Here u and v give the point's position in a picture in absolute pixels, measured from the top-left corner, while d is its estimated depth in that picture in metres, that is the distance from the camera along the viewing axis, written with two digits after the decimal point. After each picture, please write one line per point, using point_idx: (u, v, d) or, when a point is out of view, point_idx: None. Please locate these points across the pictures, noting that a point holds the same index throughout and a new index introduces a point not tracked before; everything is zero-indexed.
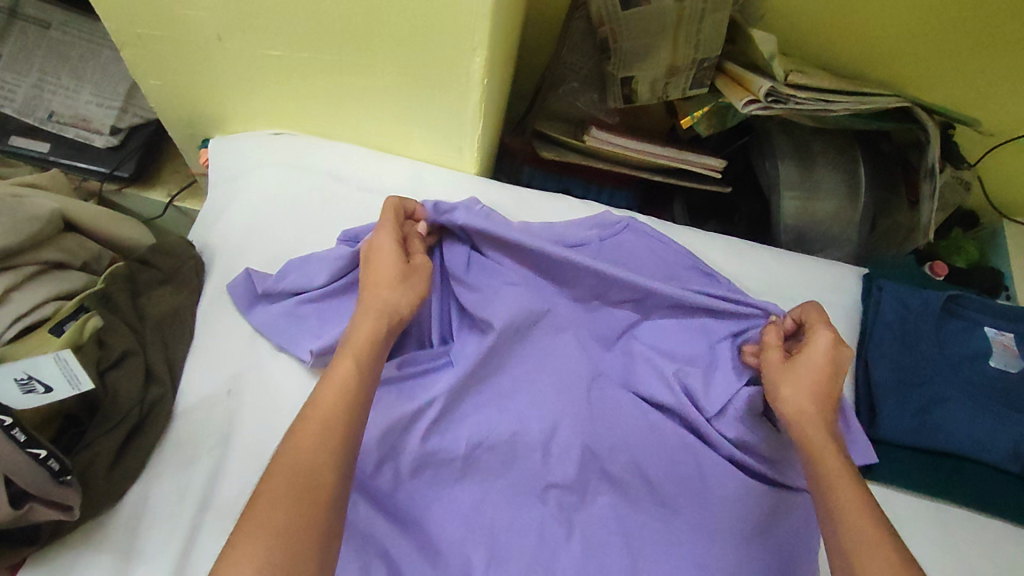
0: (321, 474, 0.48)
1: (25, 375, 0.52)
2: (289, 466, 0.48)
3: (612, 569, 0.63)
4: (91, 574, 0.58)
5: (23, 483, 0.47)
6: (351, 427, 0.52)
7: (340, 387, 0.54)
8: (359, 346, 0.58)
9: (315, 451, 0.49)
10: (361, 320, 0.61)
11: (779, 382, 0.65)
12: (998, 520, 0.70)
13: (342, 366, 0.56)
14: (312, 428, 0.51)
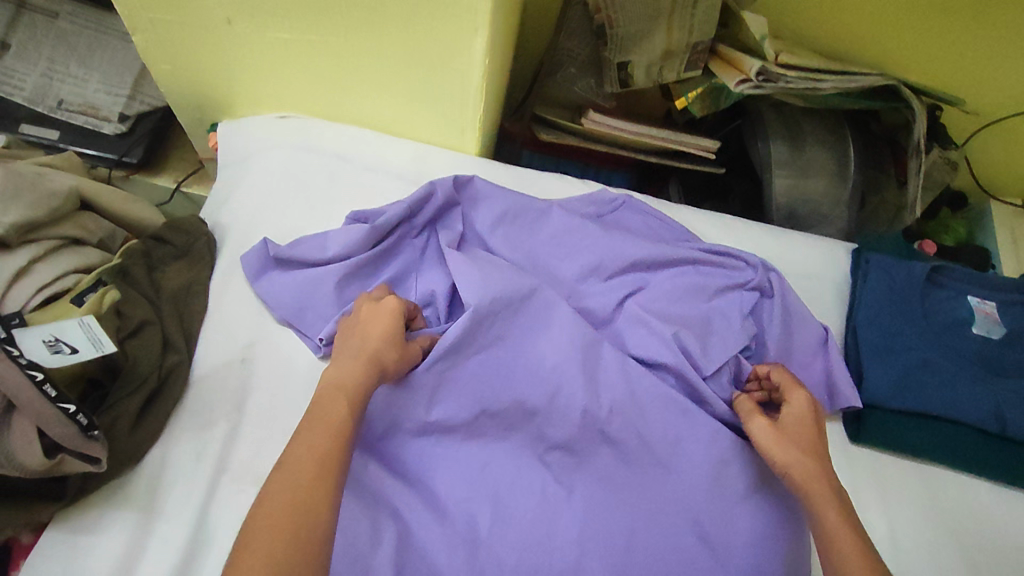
0: (319, 509, 0.49)
1: (52, 337, 0.54)
2: (287, 499, 0.48)
3: (611, 525, 0.66)
4: (116, 530, 0.61)
5: (55, 433, 0.51)
6: (343, 470, 0.53)
7: (333, 428, 0.54)
8: (353, 391, 0.58)
9: (313, 487, 0.50)
10: (351, 368, 0.60)
11: (774, 443, 0.65)
12: (976, 477, 0.74)
13: (336, 408, 0.56)
14: (309, 467, 0.51)
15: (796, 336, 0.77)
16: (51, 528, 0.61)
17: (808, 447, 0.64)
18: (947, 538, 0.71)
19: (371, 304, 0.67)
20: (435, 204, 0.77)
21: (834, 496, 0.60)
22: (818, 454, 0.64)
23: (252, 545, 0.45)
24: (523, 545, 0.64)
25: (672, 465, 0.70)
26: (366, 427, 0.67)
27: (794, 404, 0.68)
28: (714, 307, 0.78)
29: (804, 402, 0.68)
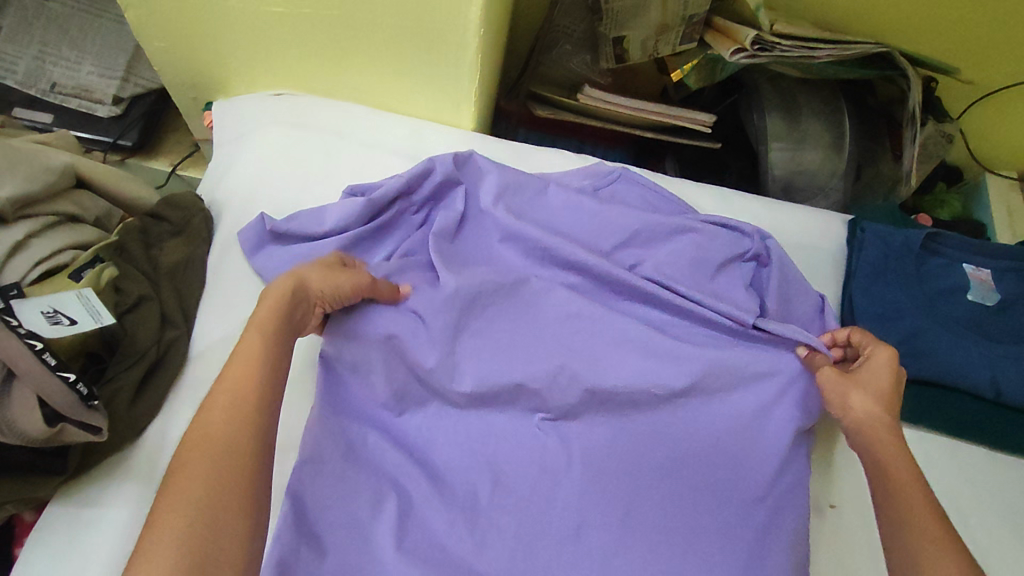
0: (239, 443, 0.46)
1: (50, 309, 0.55)
2: (202, 438, 0.45)
3: (612, 491, 0.66)
4: (119, 502, 0.62)
5: (57, 404, 0.51)
6: (270, 404, 0.50)
7: (252, 363, 0.51)
8: (271, 316, 0.55)
9: (230, 422, 0.47)
10: (274, 286, 0.58)
11: (843, 395, 0.67)
12: (970, 443, 0.75)
13: (246, 339, 0.52)
14: (223, 401, 0.48)
15: (794, 304, 0.77)
16: (55, 503, 0.62)
17: (879, 399, 0.65)
18: (943, 502, 0.72)
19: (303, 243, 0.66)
20: (434, 180, 0.77)
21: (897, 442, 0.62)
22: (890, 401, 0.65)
23: (164, 494, 0.42)
24: (522, 512, 0.65)
25: (669, 431, 0.70)
26: (370, 394, 0.68)
27: (875, 358, 0.68)
28: (716, 280, 0.76)
29: (885, 361, 0.67)
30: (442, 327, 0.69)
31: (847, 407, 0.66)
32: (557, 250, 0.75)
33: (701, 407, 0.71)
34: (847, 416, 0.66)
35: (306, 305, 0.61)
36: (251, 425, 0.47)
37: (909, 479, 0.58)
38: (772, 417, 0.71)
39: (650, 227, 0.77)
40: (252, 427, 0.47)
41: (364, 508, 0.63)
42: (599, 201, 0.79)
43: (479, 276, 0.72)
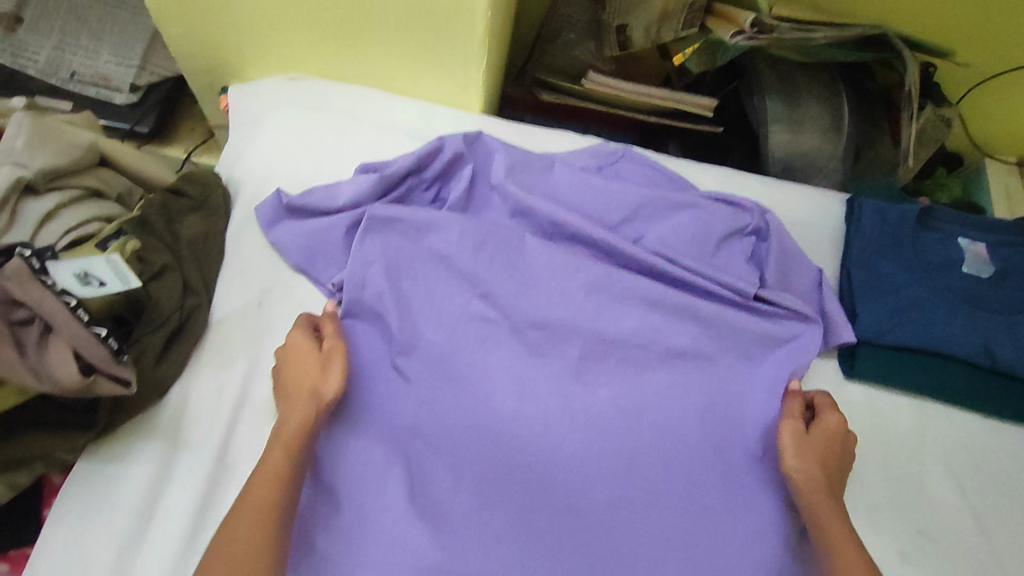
0: (261, 560, 0.53)
1: (82, 272, 0.57)
2: (230, 556, 0.53)
3: (611, 451, 0.70)
4: (145, 458, 0.65)
5: (90, 356, 0.54)
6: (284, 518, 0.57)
7: (274, 480, 0.58)
8: (291, 436, 0.61)
9: (256, 534, 0.54)
10: (293, 409, 0.63)
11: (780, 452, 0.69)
12: (963, 411, 0.77)
13: (273, 460, 0.60)
14: (250, 516, 0.55)
15: (793, 277, 0.79)
16: (84, 460, 0.65)
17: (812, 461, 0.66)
18: (936, 467, 0.74)
19: (295, 335, 0.68)
20: (444, 158, 0.79)
21: (836, 507, 0.63)
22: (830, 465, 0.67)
23: None
24: (529, 470, 0.69)
25: (670, 397, 0.73)
26: (381, 349, 0.74)
27: (825, 422, 0.69)
28: (717, 253, 0.78)
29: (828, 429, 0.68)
30: (445, 300, 0.74)
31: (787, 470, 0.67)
32: (564, 225, 0.77)
33: (700, 377, 0.74)
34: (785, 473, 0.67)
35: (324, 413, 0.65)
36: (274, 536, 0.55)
37: (849, 543, 0.59)
38: (768, 382, 0.74)
39: (654, 201, 0.80)
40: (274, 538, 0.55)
41: (380, 467, 0.67)
42: (604, 178, 0.82)
43: (484, 232, 0.76)
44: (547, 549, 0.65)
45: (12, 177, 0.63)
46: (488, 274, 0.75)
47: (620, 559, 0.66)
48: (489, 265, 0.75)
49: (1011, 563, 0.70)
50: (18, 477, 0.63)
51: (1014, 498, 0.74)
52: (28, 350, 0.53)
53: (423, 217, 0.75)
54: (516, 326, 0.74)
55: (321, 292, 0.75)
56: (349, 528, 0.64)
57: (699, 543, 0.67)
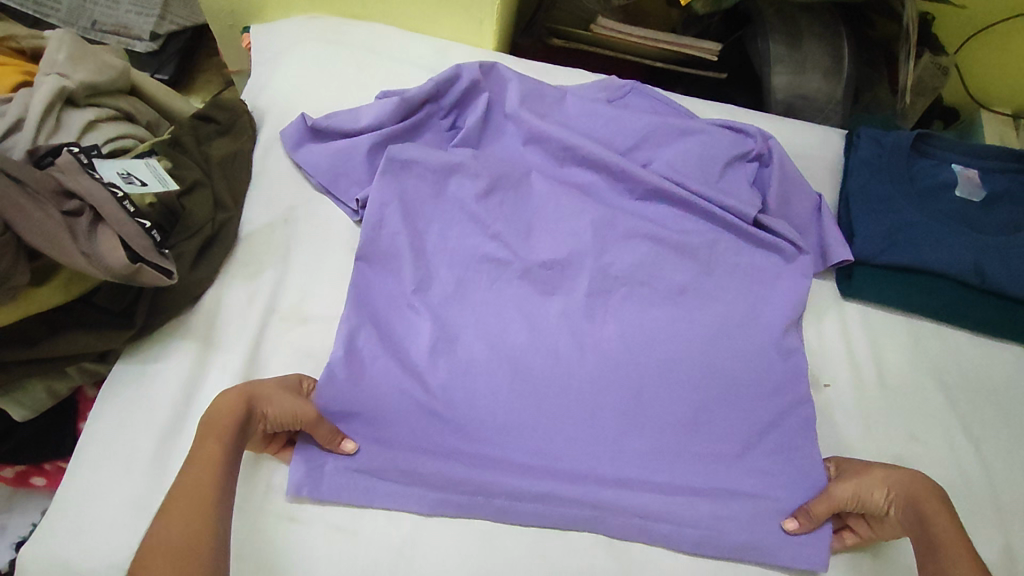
0: (197, 545, 0.49)
1: (125, 171, 0.64)
2: (163, 544, 0.48)
3: (617, 359, 0.73)
4: (181, 356, 0.69)
5: (135, 244, 0.58)
6: (220, 504, 0.52)
7: (207, 469, 0.53)
8: (221, 425, 0.56)
9: (188, 527, 0.50)
10: (231, 402, 0.58)
11: (865, 485, 0.64)
12: (955, 327, 0.81)
13: (204, 447, 0.55)
14: (181, 508, 0.51)
15: (793, 203, 0.83)
16: (121, 361, 0.68)
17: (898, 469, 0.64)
18: (932, 379, 0.78)
19: (287, 375, 0.65)
20: (461, 86, 0.83)
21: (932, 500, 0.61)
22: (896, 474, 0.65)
23: None
24: (537, 380, 0.70)
25: (684, 313, 0.77)
26: (400, 258, 0.74)
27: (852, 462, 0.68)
28: (721, 176, 0.82)
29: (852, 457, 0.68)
30: (460, 240, 0.77)
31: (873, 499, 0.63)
32: (579, 145, 0.81)
33: (704, 296, 0.77)
34: (888, 499, 0.62)
35: (251, 425, 0.59)
36: (208, 530, 0.50)
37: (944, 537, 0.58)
38: (770, 296, 0.78)
39: (661, 127, 0.84)
40: (209, 524, 0.50)
41: (407, 369, 0.69)
42: (612, 107, 0.85)
43: (498, 171, 0.80)
44: (556, 449, 0.68)
45: (56, 86, 0.66)
46: (497, 222, 0.78)
47: (626, 456, 0.68)
48: (498, 214, 0.78)
49: (998, 468, 0.73)
50: (58, 385, 0.68)
51: (1001, 410, 0.77)
52: (78, 235, 0.56)
53: (439, 159, 0.78)
54: (527, 267, 0.76)
55: (345, 210, 0.79)
56: (374, 429, 0.66)
57: (706, 445, 0.70)
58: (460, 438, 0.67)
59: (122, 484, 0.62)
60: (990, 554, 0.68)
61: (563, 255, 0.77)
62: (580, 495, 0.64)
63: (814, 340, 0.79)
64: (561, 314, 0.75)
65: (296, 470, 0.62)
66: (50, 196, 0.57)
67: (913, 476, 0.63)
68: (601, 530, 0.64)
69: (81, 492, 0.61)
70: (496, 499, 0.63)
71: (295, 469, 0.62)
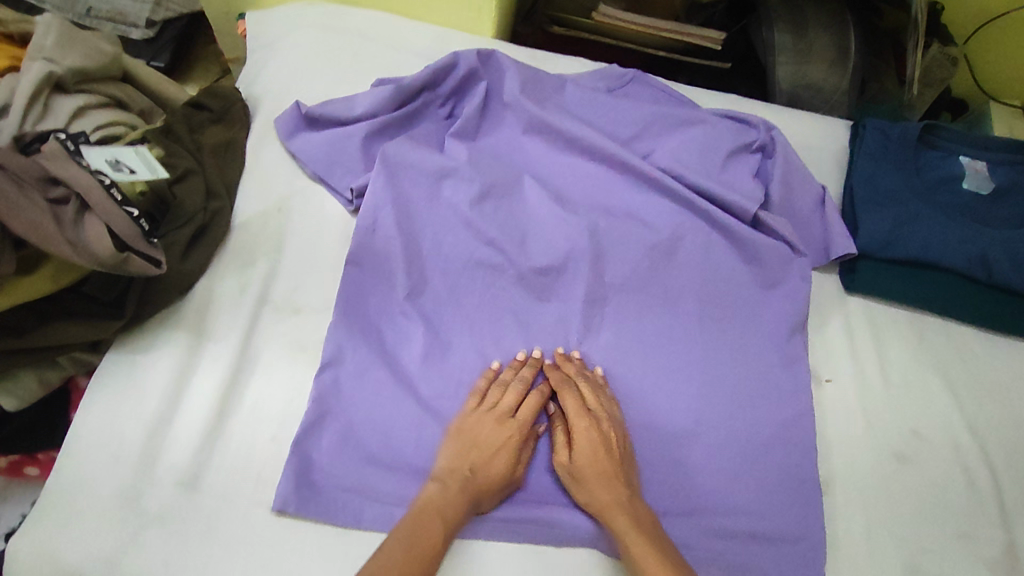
0: (430, 560, 0.56)
1: (113, 159, 0.63)
2: (417, 559, 0.55)
3: (609, 352, 0.73)
4: (172, 346, 0.68)
5: (122, 231, 0.57)
6: (461, 524, 0.60)
7: (459, 489, 0.61)
8: (505, 452, 0.64)
9: (415, 556, 0.55)
10: (496, 455, 0.63)
11: (562, 460, 0.65)
12: (961, 323, 0.79)
13: (468, 468, 0.62)
14: (424, 530, 0.57)
15: (796, 196, 0.81)
16: (112, 352, 0.67)
17: (605, 474, 0.63)
18: (937, 377, 0.76)
19: (512, 388, 0.67)
20: (458, 73, 0.81)
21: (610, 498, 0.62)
22: (597, 449, 0.64)
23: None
24: (531, 382, 0.70)
25: (685, 307, 0.75)
26: (395, 249, 0.73)
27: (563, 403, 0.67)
28: (724, 168, 0.80)
29: (573, 406, 0.66)
30: (454, 247, 0.75)
31: (562, 471, 0.65)
32: (580, 134, 0.79)
33: (705, 289, 0.76)
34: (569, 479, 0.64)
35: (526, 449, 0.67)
36: (440, 547, 0.57)
37: (640, 547, 0.58)
38: (770, 290, 0.77)
39: (662, 118, 0.82)
40: (441, 545, 0.57)
41: (398, 382, 0.68)
42: (613, 97, 0.84)
43: (493, 165, 0.79)
44: (552, 466, 0.67)
45: (44, 71, 0.65)
46: (490, 227, 0.76)
47: None
48: (491, 219, 0.76)
49: (1004, 465, 0.72)
50: (49, 375, 0.68)
51: (1008, 408, 0.76)
52: (64, 223, 0.56)
53: (433, 158, 0.77)
54: (521, 273, 0.75)
55: (339, 200, 0.77)
56: (365, 438, 0.65)
57: (706, 441, 0.69)
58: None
59: (112, 477, 0.61)
60: (990, 555, 0.67)
61: (560, 254, 0.76)
62: (571, 513, 0.64)
63: (817, 334, 0.78)
64: (558, 320, 0.74)
65: (284, 484, 0.61)
66: (35, 183, 0.56)
67: (593, 463, 0.63)
68: (599, 548, 0.63)
69: (71, 485, 0.61)
70: (489, 518, 0.63)
71: (285, 482, 0.61)
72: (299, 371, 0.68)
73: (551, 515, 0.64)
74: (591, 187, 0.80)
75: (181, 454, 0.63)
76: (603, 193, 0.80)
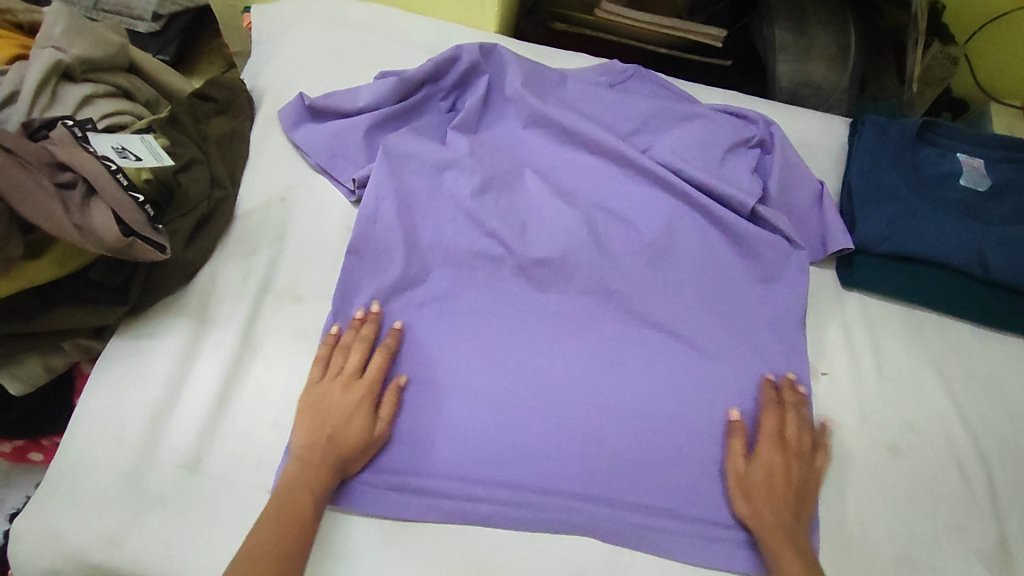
0: (299, 519, 0.57)
1: (119, 146, 0.64)
2: (282, 522, 0.56)
3: (605, 342, 0.73)
4: (175, 332, 0.69)
5: (128, 216, 0.58)
6: (327, 485, 0.60)
7: (318, 451, 0.61)
8: (354, 409, 0.63)
9: (282, 519, 0.56)
10: (351, 416, 0.63)
11: (750, 473, 0.66)
12: (956, 319, 0.80)
13: (323, 430, 0.62)
14: (286, 497, 0.58)
15: (794, 191, 0.82)
16: (117, 337, 0.68)
17: (774, 495, 0.64)
18: (933, 372, 0.77)
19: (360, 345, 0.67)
20: (461, 67, 0.82)
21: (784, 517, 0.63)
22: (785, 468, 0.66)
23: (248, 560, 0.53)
24: (529, 372, 0.71)
25: (683, 300, 0.76)
26: (395, 240, 0.74)
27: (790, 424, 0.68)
28: (722, 162, 0.81)
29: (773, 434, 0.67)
30: (454, 238, 0.76)
31: (741, 483, 0.66)
32: (580, 127, 0.80)
33: (702, 283, 0.77)
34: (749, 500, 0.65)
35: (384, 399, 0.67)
36: (309, 508, 0.58)
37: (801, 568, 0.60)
38: (767, 284, 0.78)
39: (662, 112, 0.83)
40: (312, 504, 0.58)
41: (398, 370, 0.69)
42: (614, 92, 0.84)
43: (494, 158, 0.80)
44: (546, 453, 0.67)
45: (53, 59, 0.66)
46: (490, 218, 0.76)
47: (620, 458, 0.68)
48: (491, 210, 0.77)
49: (998, 460, 0.73)
50: (54, 360, 0.69)
51: (1002, 404, 0.76)
52: (70, 207, 0.56)
53: (434, 149, 0.78)
54: (521, 265, 0.75)
55: (341, 190, 0.78)
56: None
57: (702, 431, 0.70)
58: (447, 451, 0.66)
59: (115, 459, 0.62)
60: (982, 547, 0.68)
61: (560, 246, 0.76)
62: (567, 501, 0.65)
63: (814, 328, 0.79)
64: (557, 312, 0.74)
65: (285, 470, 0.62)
66: (43, 168, 0.57)
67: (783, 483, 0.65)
68: (592, 533, 0.65)
69: (76, 466, 0.62)
70: (483, 504, 0.64)
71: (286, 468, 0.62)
72: (300, 358, 0.69)
73: (548, 505, 0.65)
74: (591, 180, 0.81)
75: (184, 438, 0.64)
76: (602, 186, 0.81)
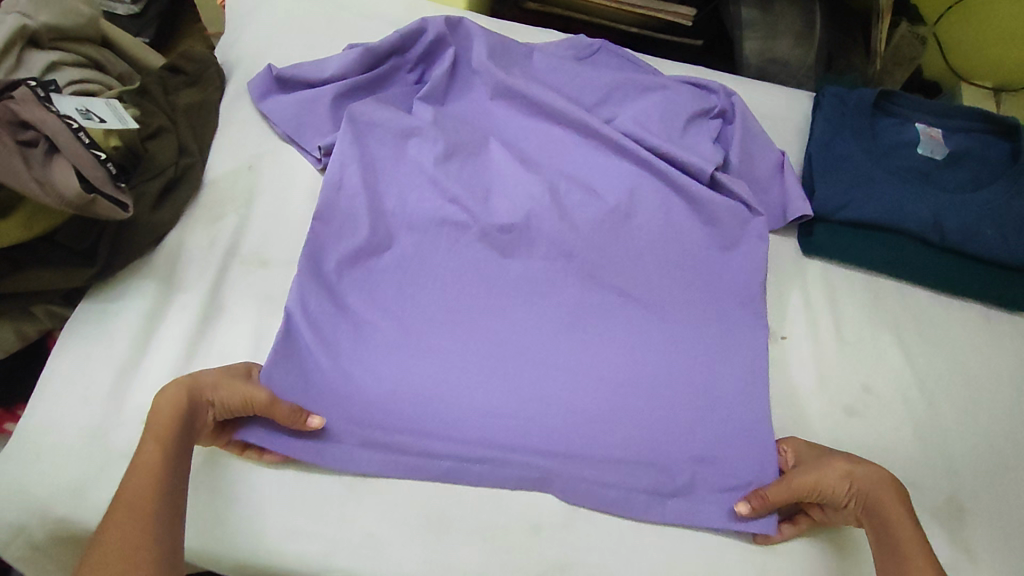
0: (131, 503, 0.50)
1: (83, 108, 0.66)
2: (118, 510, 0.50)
3: (567, 306, 0.75)
4: (142, 295, 0.70)
5: (90, 173, 0.59)
6: (171, 468, 0.54)
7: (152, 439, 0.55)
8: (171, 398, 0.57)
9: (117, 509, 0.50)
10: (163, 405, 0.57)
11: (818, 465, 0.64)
12: (914, 284, 0.82)
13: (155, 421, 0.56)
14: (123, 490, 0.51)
15: (754, 160, 0.84)
16: (86, 300, 0.70)
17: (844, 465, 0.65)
18: (890, 335, 0.78)
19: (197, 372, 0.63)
20: (427, 39, 0.84)
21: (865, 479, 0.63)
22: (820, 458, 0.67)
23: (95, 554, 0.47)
24: (489, 334, 0.72)
25: (643, 266, 0.78)
26: (359, 206, 0.75)
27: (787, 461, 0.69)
28: (683, 131, 0.83)
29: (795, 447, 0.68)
30: (418, 205, 0.77)
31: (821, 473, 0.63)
32: (544, 98, 0.82)
33: (662, 250, 0.79)
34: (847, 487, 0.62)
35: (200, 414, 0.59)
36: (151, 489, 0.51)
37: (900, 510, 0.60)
38: (727, 249, 0.79)
39: (625, 84, 0.85)
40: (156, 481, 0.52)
41: (360, 330, 0.70)
42: (579, 64, 0.86)
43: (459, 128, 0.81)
44: (506, 412, 0.68)
45: (18, 24, 0.68)
46: (454, 185, 0.78)
47: (580, 416, 0.69)
48: (455, 178, 0.79)
49: (950, 419, 0.74)
50: (26, 327, 0.69)
51: (958, 366, 0.78)
52: (32, 163, 0.58)
53: (400, 119, 0.80)
54: (484, 230, 0.77)
55: (309, 158, 0.80)
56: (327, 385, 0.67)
57: (660, 391, 0.71)
58: (408, 409, 0.67)
59: (80, 416, 0.63)
60: (934, 502, 0.69)
61: (521, 213, 0.78)
62: (526, 458, 0.65)
63: (774, 294, 0.80)
64: (519, 276, 0.76)
65: (252, 433, 0.63)
66: (4, 126, 0.58)
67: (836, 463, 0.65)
68: (549, 490, 0.65)
69: (40, 423, 0.63)
70: (443, 461, 0.65)
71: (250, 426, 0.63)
72: (265, 320, 0.70)
73: (508, 462, 0.65)
74: (555, 151, 0.83)
75: (148, 395, 0.65)
76: (566, 156, 0.82)
